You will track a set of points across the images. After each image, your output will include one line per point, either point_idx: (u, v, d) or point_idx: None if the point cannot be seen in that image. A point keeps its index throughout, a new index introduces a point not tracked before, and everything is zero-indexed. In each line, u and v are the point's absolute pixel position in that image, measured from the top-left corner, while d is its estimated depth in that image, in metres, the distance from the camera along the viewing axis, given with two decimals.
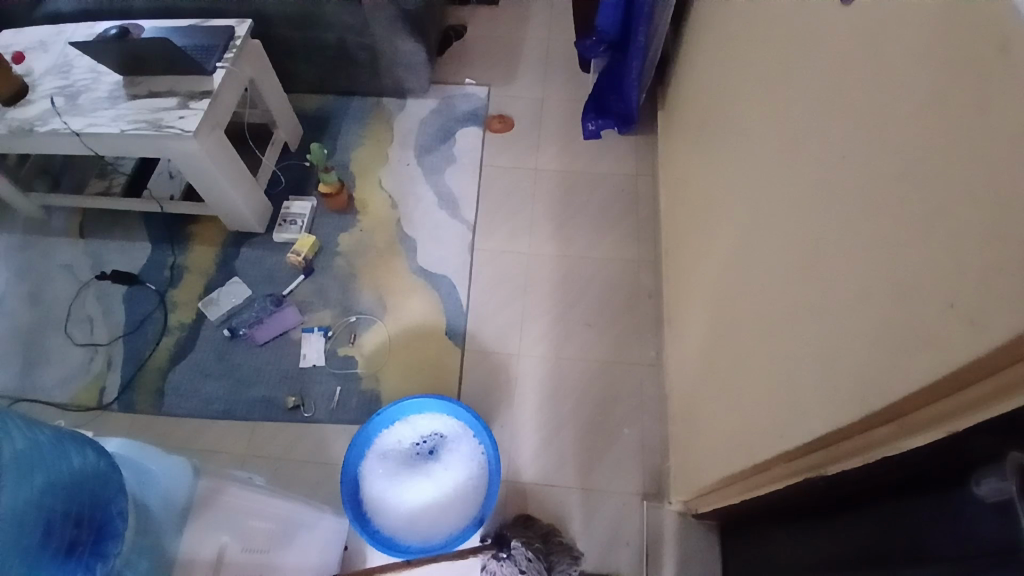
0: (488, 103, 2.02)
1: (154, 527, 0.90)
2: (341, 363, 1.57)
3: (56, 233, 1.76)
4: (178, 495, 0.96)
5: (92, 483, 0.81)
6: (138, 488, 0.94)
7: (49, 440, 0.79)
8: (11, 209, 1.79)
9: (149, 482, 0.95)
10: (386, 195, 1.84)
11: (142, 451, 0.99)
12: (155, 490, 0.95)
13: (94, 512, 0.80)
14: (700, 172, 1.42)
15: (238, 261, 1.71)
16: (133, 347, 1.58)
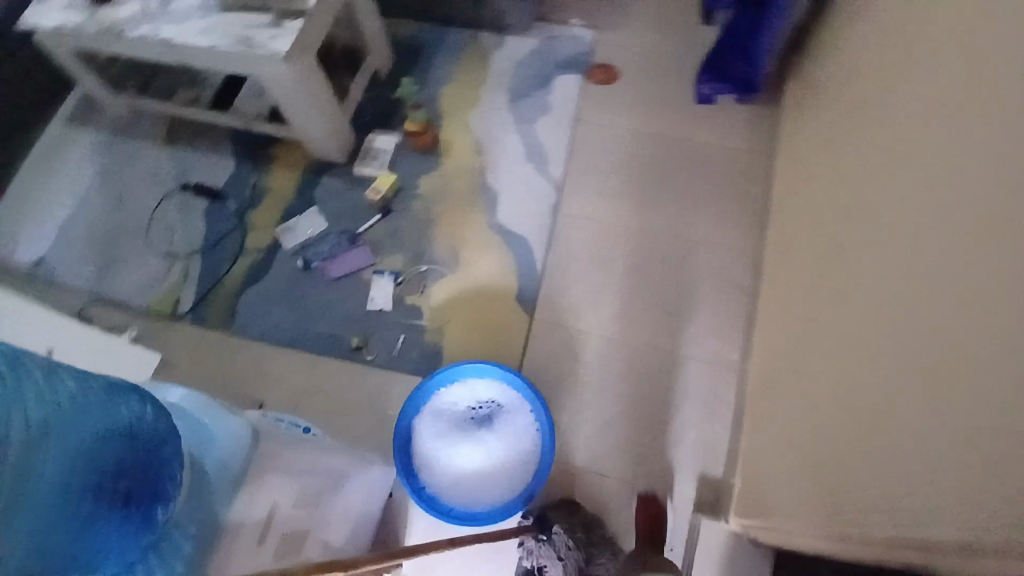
0: (594, 49, 1.84)
1: (209, 490, 0.79)
2: (406, 311, 1.54)
3: (144, 138, 1.76)
4: (235, 458, 0.84)
5: (154, 436, 0.72)
6: (197, 448, 0.82)
7: (89, 394, 0.68)
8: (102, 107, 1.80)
9: (207, 440, 0.83)
10: (472, 140, 1.75)
11: (202, 404, 0.88)
12: (212, 450, 0.83)
13: (150, 458, 0.70)
14: (827, 167, 1.24)
15: (316, 190, 1.68)
16: (209, 263, 1.60)
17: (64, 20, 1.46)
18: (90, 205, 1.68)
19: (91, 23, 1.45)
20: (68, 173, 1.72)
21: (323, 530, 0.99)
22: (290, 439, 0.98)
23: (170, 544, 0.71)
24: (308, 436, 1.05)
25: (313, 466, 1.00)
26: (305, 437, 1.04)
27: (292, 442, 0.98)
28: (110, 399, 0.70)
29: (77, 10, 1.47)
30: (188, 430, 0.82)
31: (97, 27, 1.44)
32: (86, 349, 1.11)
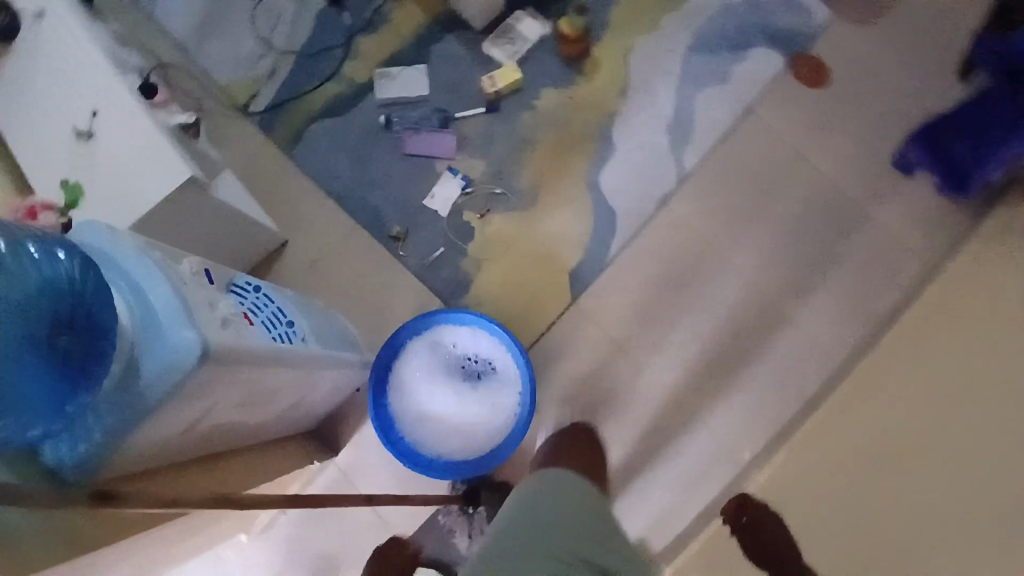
0: (812, 38, 1.51)
1: (131, 396, 0.68)
2: (459, 226, 1.42)
3: None
4: (175, 376, 0.68)
5: (87, 316, 0.64)
6: (139, 346, 0.68)
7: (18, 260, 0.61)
8: None
9: (153, 342, 0.68)
10: (624, 73, 1.48)
11: (173, 292, 0.70)
12: (153, 356, 0.68)
13: (83, 326, 0.64)
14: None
15: (436, 48, 1.49)
16: (299, 71, 1.49)
17: None
18: None
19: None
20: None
21: (258, 419, 0.99)
22: (264, 347, 0.85)
23: (83, 424, 0.67)
24: (286, 347, 0.92)
25: (272, 378, 0.91)
26: (282, 348, 0.91)
27: (264, 350, 0.84)
28: (43, 261, 0.63)
29: None
30: (139, 320, 0.68)
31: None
32: (123, 117, 1.05)
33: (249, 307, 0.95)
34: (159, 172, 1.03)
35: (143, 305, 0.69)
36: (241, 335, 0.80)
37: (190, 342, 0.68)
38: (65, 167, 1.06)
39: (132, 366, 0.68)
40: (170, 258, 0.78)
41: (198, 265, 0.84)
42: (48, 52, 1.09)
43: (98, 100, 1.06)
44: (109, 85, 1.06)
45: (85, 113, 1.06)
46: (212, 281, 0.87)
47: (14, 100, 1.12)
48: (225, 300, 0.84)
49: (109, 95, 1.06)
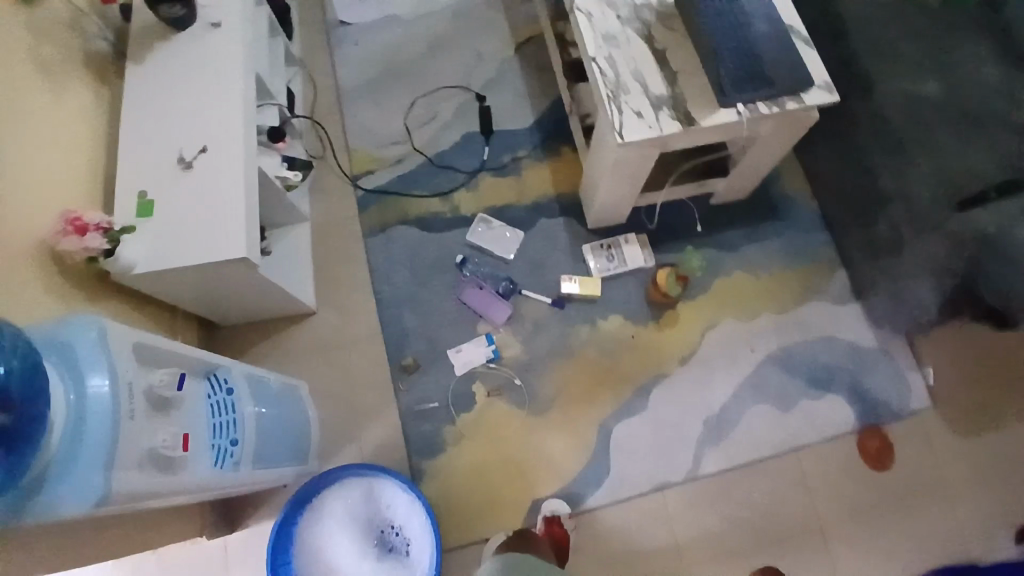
0: (898, 416, 1.38)
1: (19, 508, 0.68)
2: (463, 390, 1.39)
3: (504, 32, 1.70)
4: (65, 510, 0.69)
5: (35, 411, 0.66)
6: (55, 466, 0.70)
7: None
8: None
9: (68, 469, 0.70)
10: (696, 342, 1.42)
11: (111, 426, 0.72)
12: (60, 482, 0.69)
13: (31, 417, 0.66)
14: None
15: (543, 221, 1.51)
16: (420, 173, 1.56)
17: None
18: (417, 27, 1.70)
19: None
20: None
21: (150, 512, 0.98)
22: (180, 481, 0.84)
23: None
24: (210, 476, 0.90)
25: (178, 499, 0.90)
26: (203, 477, 0.90)
27: (177, 485, 0.84)
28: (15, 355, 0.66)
29: None
30: (67, 442, 0.70)
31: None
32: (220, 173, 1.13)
33: (207, 415, 0.96)
34: (221, 232, 1.09)
35: (80, 423, 0.71)
36: (153, 468, 0.80)
37: (95, 488, 0.70)
38: (150, 181, 1.13)
39: (37, 481, 0.69)
40: (142, 366, 0.82)
41: (170, 373, 0.88)
42: (205, 79, 1.20)
43: (214, 140, 1.15)
44: (231, 132, 1.16)
45: (195, 146, 1.15)
46: (180, 388, 0.90)
47: (147, 95, 1.19)
48: (170, 418, 0.86)
49: (223, 144, 1.15)
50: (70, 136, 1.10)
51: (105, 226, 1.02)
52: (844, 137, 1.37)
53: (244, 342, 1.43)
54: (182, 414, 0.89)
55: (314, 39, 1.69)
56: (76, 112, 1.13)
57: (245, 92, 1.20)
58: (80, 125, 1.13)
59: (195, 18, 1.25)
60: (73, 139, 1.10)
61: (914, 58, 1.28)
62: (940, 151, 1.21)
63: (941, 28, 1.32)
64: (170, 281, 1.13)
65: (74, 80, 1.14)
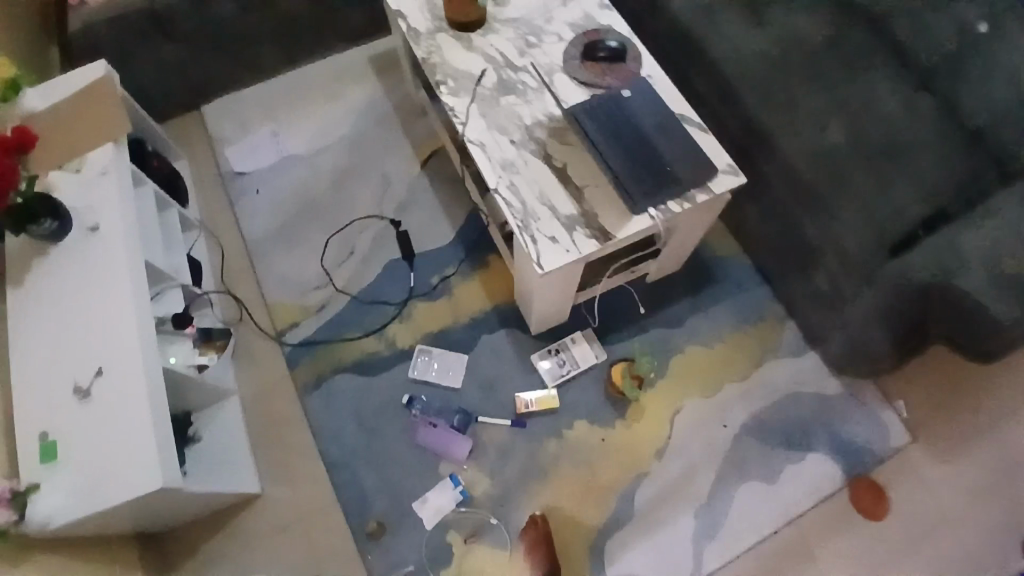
0: (884, 460, 1.35)
1: None
2: (439, 542, 1.29)
3: (405, 150, 1.69)
4: None
5: None
6: None
7: None
8: (406, 87, 1.75)
9: None
10: (668, 431, 1.36)
11: None
12: None
13: None
14: None
15: (483, 338, 1.46)
16: (348, 314, 1.50)
17: (417, 20, 1.34)
18: (317, 162, 1.67)
19: (427, 41, 1.32)
20: (329, 123, 1.72)
21: None
22: None
23: None
24: None
25: None
26: None
27: None
28: None
29: (436, 21, 1.34)
30: None
31: (431, 56, 1.31)
32: (122, 399, 1.04)
33: None
34: (136, 466, 1.00)
35: None
36: None
37: None
38: (48, 418, 1.03)
39: None
40: None
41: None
42: (92, 290, 1.12)
43: (112, 359, 1.07)
44: (126, 345, 1.08)
45: (90, 370, 1.06)
46: None
47: (30, 320, 1.10)
48: None
49: (121, 362, 1.06)
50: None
51: (6, 493, 0.94)
52: (760, 197, 1.37)
53: (195, 544, 1.30)
54: None
55: (211, 196, 1.63)
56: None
57: (136, 297, 1.12)
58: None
59: (70, 223, 1.17)
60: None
61: (809, 110, 1.29)
62: (862, 206, 1.21)
63: (827, 71, 1.34)
64: (90, 525, 1.03)
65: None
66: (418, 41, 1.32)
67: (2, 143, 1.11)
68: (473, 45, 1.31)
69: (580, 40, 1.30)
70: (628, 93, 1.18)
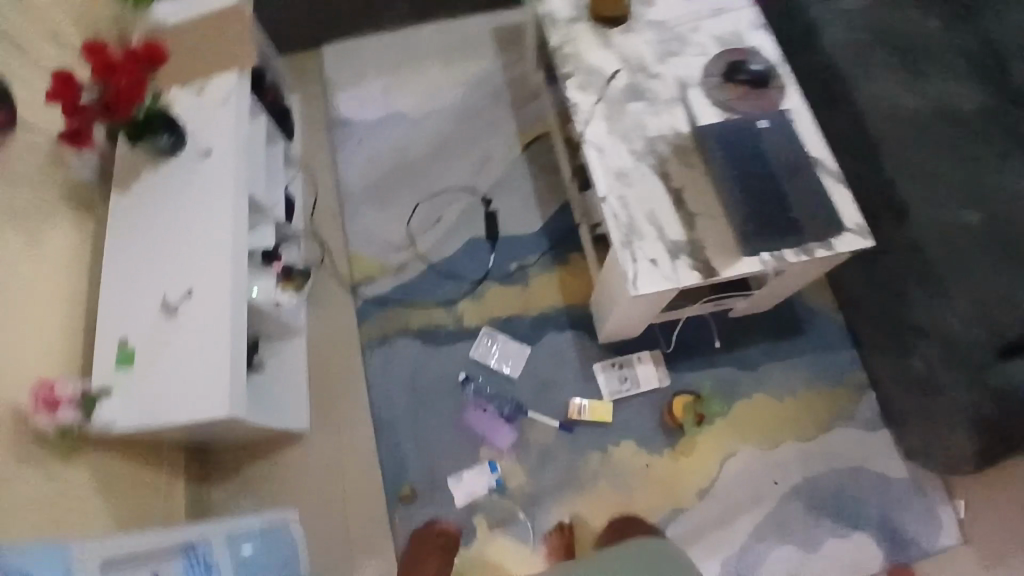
0: (934, 559, 1.28)
1: None
2: (465, 522, 1.31)
3: (509, 129, 1.67)
4: None
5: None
6: None
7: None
8: (523, 66, 1.73)
9: None
10: (714, 473, 1.33)
11: None
12: None
13: None
14: None
15: (549, 335, 1.45)
16: (424, 282, 1.51)
17: (558, 5, 1.30)
18: (422, 124, 1.67)
19: (564, 28, 1.28)
20: (440, 87, 1.71)
21: None
22: None
23: None
24: None
25: None
26: None
27: None
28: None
29: (578, 9, 1.30)
30: None
31: (565, 45, 1.27)
32: (203, 323, 1.08)
33: None
34: (207, 391, 1.04)
35: None
36: None
37: None
38: (132, 326, 1.08)
39: None
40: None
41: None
42: (195, 212, 1.15)
43: (201, 282, 1.10)
44: (216, 272, 1.11)
45: (180, 290, 1.10)
46: None
47: (132, 229, 1.15)
48: None
49: (208, 288, 1.10)
50: (50, 279, 1.05)
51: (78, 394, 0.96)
52: (868, 258, 1.28)
53: (242, 465, 1.35)
54: None
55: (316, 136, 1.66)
56: (58, 249, 1.08)
57: (234, 227, 1.15)
58: (62, 264, 1.09)
59: (185, 142, 1.21)
60: (52, 279, 1.06)
61: (948, 182, 1.20)
62: (983, 296, 1.12)
63: (980, 142, 1.23)
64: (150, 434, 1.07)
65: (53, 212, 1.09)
66: (553, 26, 1.29)
67: (131, 51, 1.09)
68: (610, 42, 1.27)
69: (724, 57, 1.24)
70: (766, 126, 1.15)
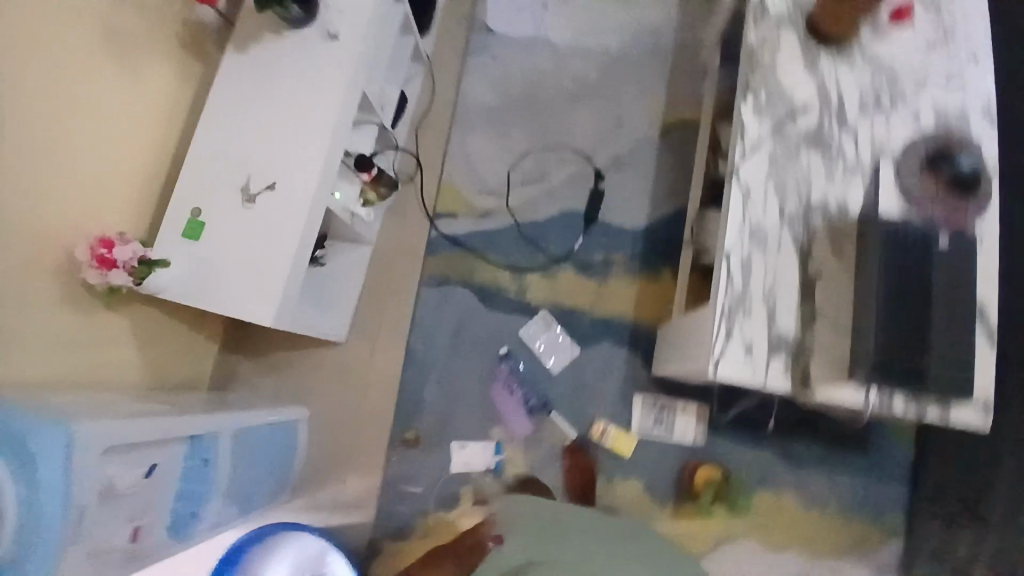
0: None
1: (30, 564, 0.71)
2: (453, 485, 1.32)
3: (656, 105, 1.47)
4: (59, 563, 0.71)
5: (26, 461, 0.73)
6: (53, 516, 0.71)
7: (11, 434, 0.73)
8: (702, 39, 1.49)
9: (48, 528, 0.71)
10: (708, 546, 1.28)
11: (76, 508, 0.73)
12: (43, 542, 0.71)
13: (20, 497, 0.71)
14: None
15: (604, 344, 1.36)
16: (503, 238, 1.43)
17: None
18: (567, 64, 1.49)
19: (768, 28, 1.07)
20: (600, 25, 1.50)
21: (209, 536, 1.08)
22: (130, 565, 0.88)
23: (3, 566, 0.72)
24: (160, 544, 0.92)
25: (148, 559, 0.92)
26: (151, 554, 0.92)
27: (128, 566, 0.87)
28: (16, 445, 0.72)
29: (795, 10, 1.08)
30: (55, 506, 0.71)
31: (763, 51, 1.07)
32: (270, 222, 1.05)
33: (177, 480, 0.94)
34: (253, 289, 1.03)
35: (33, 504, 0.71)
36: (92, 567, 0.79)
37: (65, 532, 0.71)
38: (207, 199, 1.07)
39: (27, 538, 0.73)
40: (104, 458, 0.80)
41: (138, 466, 0.85)
42: (301, 102, 1.09)
43: (285, 180, 1.07)
44: (302, 175, 1.07)
45: (263, 179, 1.07)
46: (151, 473, 0.88)
47: (237, 96, 1.10)
48: (133, 507, 0.85)
49: (290, 188, 1.07)
50: (138, 132, 1.07)
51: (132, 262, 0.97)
52: None
53: (272, 346, 1.38)
54: (147, 501, 0.88)
55: (453, 35, 1.51)
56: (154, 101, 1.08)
57: (335, 134, 1.09)
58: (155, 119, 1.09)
59: (315, 20, 1.12)
60: (140, 131, 1.07)
61: None
62: None
63: None
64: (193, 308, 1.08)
65: (158, 63, 1.08)
66: (759, 20, 1.07)
67: None
68: (817, 66, 1.05)
69: (940, 135, 1.03)
70: (947, 243, 0.94)
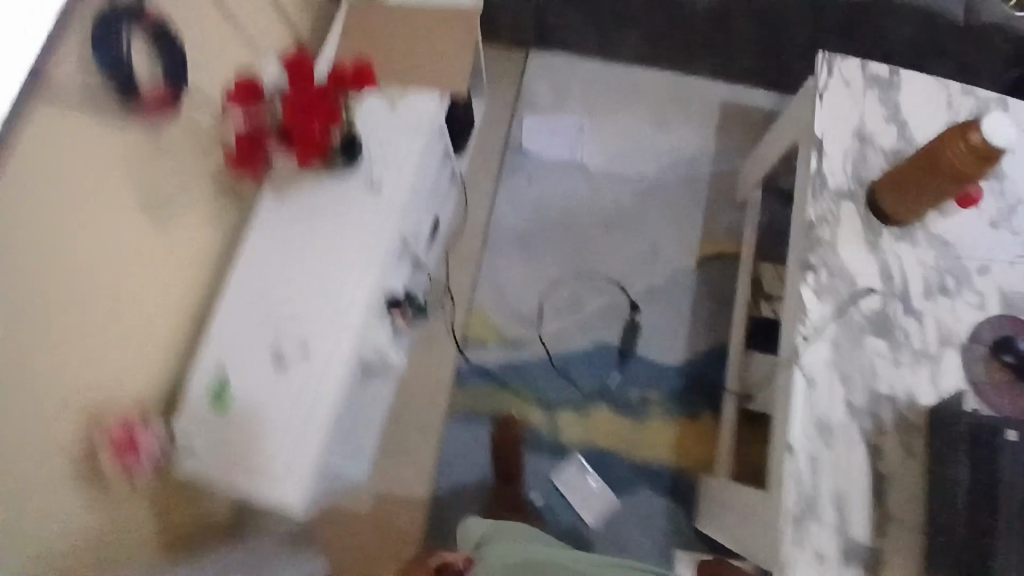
0: None
1: None
2: None
3: (693, 234, 1.44)
4: None
5: None
6: None
7: None
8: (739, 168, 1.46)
9: None
10: None
11: None
12: None
13: None
14: None
15: (641, 490, 1.30)
16: (535, 371, 1.37)
17: (835, 171, 1.06)
18: (602, 188, 1.45)
19: (827, 202, 1.05)
20: (635, 151, 1.47)
21: None
22: None
23: None
24: None
25: None
26: None
27: None
28: None
29: (855, 185, 1.06)
30: None
31: (822, 226, 1.04)
32: (305, 388, 0.95)
33: None
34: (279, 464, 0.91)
35: None
36: None
37: None
38: (233, 360, 0.95)
39: None
40: None
41: None
42: (340, 256, 1.02)
43: (320, 340, 0.98)
44: (339, 336, 0.98)
45: (295, 340, 0.97)
46: None
47: (271, 247, 1.02)
48: None
49: (326, 349, 0.97)
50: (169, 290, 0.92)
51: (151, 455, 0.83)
52: None
53: None
54: None
55: (484, 155, 1.46)
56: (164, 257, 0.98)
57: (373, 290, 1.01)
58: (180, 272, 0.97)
59: (359, 168, 1.07)
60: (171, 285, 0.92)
61: None
62: None
63: None
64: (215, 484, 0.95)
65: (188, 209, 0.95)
66: (818, 193, 1.05)
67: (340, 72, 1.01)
68: (878, 245, 1.03)
69: (1001, 324, 1.01)
70: None
